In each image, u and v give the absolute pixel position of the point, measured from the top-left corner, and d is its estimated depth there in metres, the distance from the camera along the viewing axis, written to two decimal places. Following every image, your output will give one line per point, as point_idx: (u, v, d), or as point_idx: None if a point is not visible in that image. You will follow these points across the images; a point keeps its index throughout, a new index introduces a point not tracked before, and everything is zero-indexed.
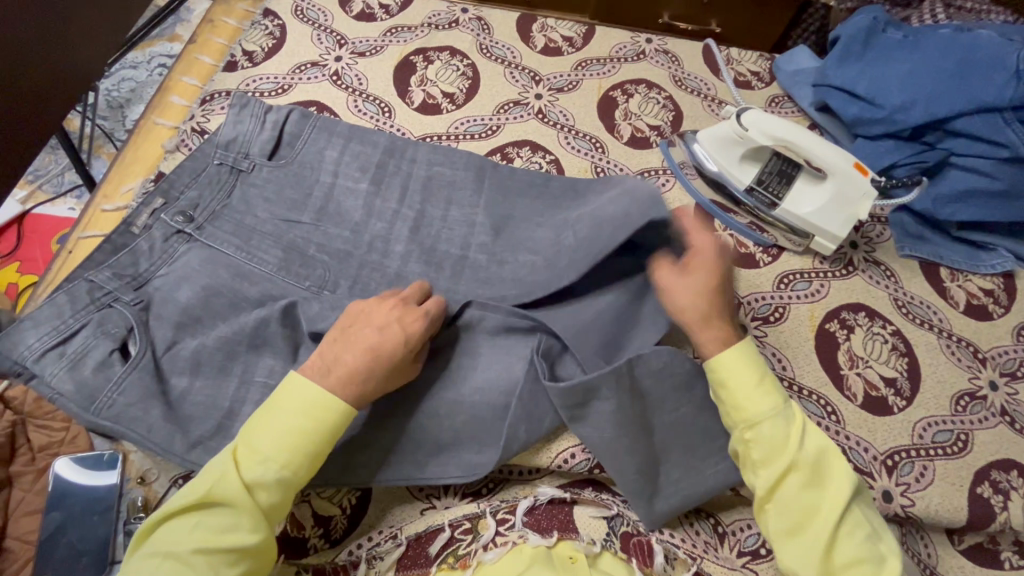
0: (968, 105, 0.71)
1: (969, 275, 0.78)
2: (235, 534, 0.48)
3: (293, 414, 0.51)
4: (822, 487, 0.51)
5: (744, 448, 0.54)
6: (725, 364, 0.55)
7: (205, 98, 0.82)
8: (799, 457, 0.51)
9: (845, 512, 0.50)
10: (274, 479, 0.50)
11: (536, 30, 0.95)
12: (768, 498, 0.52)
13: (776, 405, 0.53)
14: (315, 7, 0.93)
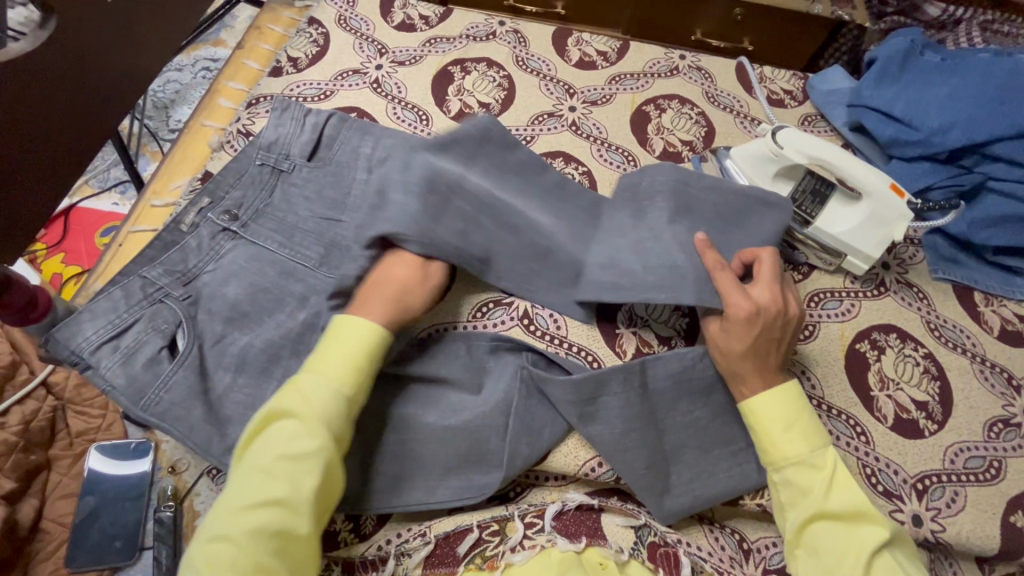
0: (1008, 130, 0.72)
1: (1003, 300, 0.78)
2: (299, 442, 0.48)
3: (345, 342, 0.54)
4: (850, 535, 0.51)
5: (775, 488, 0.56)
6: (758, 409, 0.57)
7: (251, 101, 0.84)
8: (826, 504, 0.52)
9: (877, 556, 0.50)
10: (333, 392, 0.51)
11: (571, 44, 0.97)
12: (798, 541, 0.54)
13: (802, 452, 0.55)
14: (358, 17, 0.96)
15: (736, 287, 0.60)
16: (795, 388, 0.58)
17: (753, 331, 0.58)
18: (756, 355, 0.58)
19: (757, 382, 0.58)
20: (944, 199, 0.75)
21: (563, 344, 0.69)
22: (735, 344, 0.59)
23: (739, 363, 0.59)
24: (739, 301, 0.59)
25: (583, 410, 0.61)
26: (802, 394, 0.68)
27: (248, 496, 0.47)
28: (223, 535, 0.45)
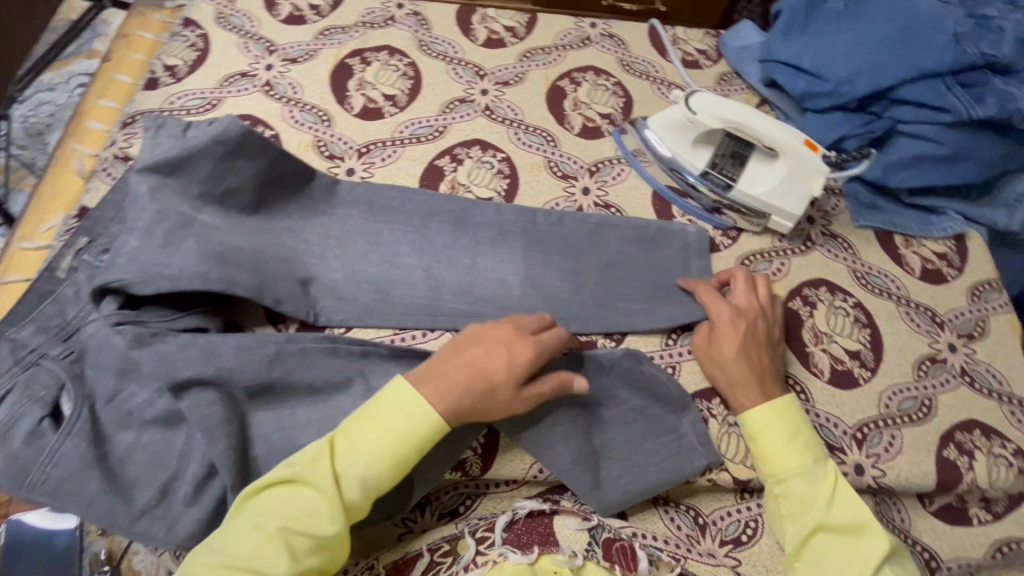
0: (910, 73, 0.71)
1: (922, 240, 0.79)
2: (311, 474, 0.49)
3: (395, 424, 0.50)
4: (849, 548, 0.54)
5: (772, 503, 0.58)
6: (756, 422, 0.60)
7: (125, 121, 0.76)
8: (828, 516, 0.55)
9: (878, 574, 0.52)
10: (360, 476, 0.49)
11: (477, 22, 0.91)
12: (797, 554, 0.55)
13: (805, 464, 0.57)
14: (240, 13, 0.87)
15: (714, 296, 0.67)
16: (787, 401, 0.61)
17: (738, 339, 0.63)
18: (748, 359, 0.62)
19: (748, 396, 0.61)
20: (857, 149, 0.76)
21: None
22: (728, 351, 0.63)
23: (732, 370, 0.62)
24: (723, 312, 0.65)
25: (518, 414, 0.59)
26: None
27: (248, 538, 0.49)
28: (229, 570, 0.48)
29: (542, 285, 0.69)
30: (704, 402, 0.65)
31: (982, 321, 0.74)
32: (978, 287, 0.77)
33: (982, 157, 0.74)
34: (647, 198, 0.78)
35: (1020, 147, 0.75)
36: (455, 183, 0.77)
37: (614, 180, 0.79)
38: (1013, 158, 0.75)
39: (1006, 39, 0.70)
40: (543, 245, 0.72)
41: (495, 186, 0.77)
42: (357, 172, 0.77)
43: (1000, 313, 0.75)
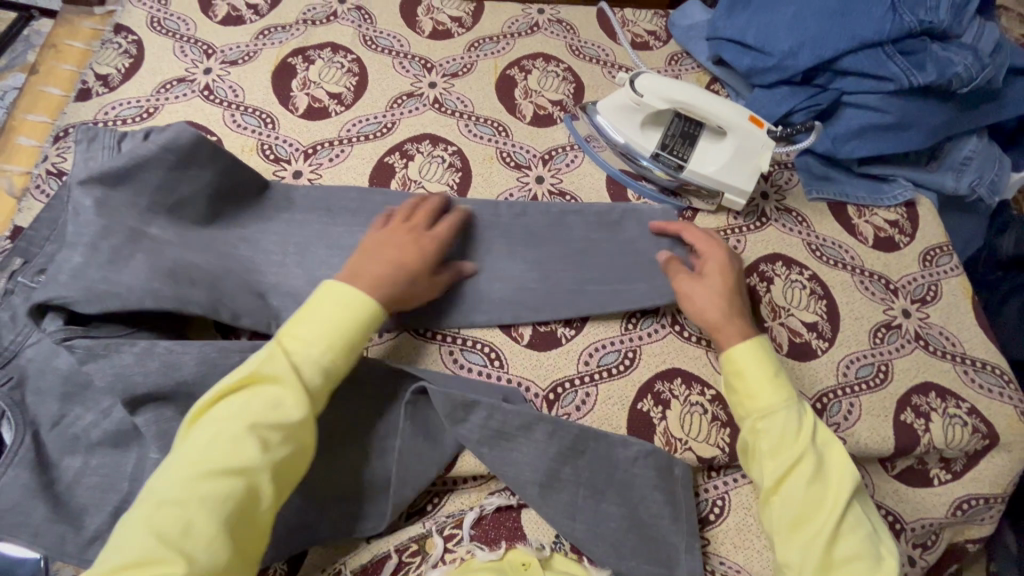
0: (851, 43, 0.72)
1: (874, 209, 0.80)
2: (275, 368, 0.51)
3: (327, 322, 0.54)
4: (824, 481, 0.54)
5: (753, 436, 0.57)
6: (739, 359, 0.60)
7: (57, 135, 0.73)
8: (806, 450, 0.55)
9: (849, 507, 0.53)
10: (320, 360, 0.52)
11: (422, 13, 0.89)
12: (774, 489, 0.55)
13: (786, 400, 0.57)
14: (174, 16, 0.84)
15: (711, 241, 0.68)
16: (768, 342, 0.61)
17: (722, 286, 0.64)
18: (731, 302, 0.64)
19: (733, 333, 0.62)
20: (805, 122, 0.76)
21: (456, 339, 0.66)
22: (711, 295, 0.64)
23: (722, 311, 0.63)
24: (717, 253, 0.66)
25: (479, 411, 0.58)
26: (700, 340, 0.68)
27: (211, 461, 0.46)
28: (171, 500, 0.44)
29: (500, 278, 0.68)
30: (666, 383, 0.65)
31: (934, 285, 0.76)
32: (929, 252, 0.78)
33: (926, 124, 0.75)
34: (602, 184, 0.78)
35: (962, 112, 0.76)
36: (406, 179, 0.75)
37: (568, 167, 0.78)
38: (956, 123, 0.76)
39: (942, 4, 0.70)
40: (498, 236, 0.71)
41: (447, 180, 0.76)
42: (305, 175, 0.75)
43: (951, 276, 0.76)
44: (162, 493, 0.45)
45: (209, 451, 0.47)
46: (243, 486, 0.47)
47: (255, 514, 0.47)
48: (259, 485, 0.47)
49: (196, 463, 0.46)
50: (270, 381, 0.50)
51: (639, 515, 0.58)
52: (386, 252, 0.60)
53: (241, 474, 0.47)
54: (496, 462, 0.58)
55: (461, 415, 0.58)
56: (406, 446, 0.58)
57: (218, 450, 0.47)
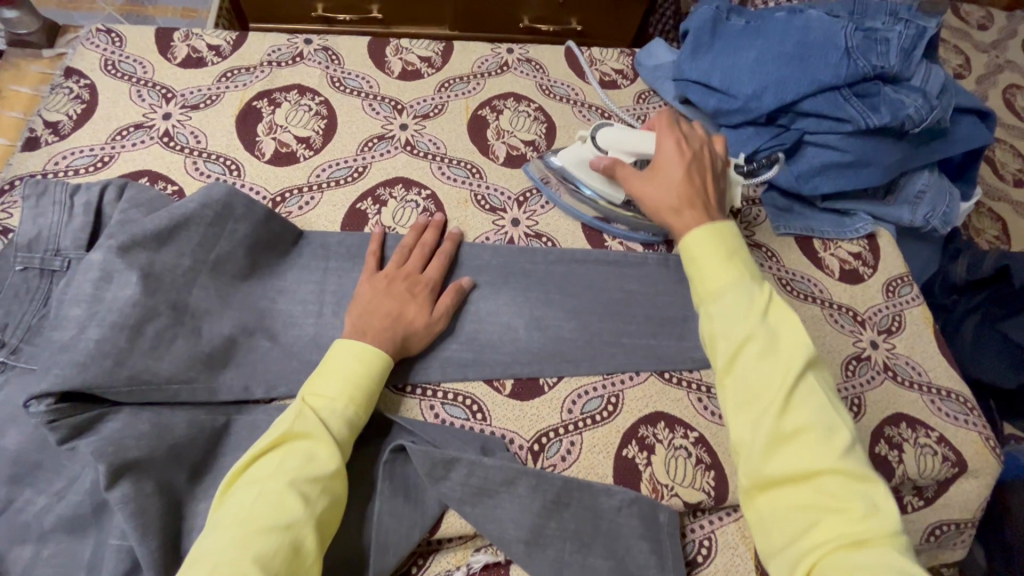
0: (811, 86, 0.75)
1: (839, 242, 0.83)
2: (304, 424, 0.52)
3: (345, 375, 0.56)
4: (779, 347, 0.49)
5: (708, 325, 0.53)
6: (695, 244, 0.56)
7: (2, 188, 0.69)
8: (757, 328, 0.50)
9: (802, 376, 0.48)
10: (343, 414, 0.55)
11: (390, 54, 0.89)
12: (727, 368, 0.50)
13: (738, 280, 0.53)
14: (129, 58, 0.81)
15: (689, 129, 0.67)
16: (730, 228, 0.57)
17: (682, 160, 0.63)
18: (693, 184, 0.61)
19: (693, 220, 0.59)
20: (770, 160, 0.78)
21: (436, 393, 0.64)
22: (671, 175, 0.62)
23: (672, 196, 0.61)
24: (668, 145, 0.64)
25: (463, 472, 0.56)
26: (681, 381, 0.68)
27: (258, 518, 0.46)
28: (225, 562, 0.43)
29: (479, 328, 0.68)
30: (650, 427, 0.65)
31: (898, 316, 0.79)
32: (892, 284, 0.81)
33: (884, 161, 0.78)
34: (577, 225, 0.78)
35: (914, 149, 0.80)
36: (379, 226, 0.73)
37: (543, 208, 0.78)
38: (908, 160, 0.80)
39: (892, 51, 0.75)
40: (476, 283, 0.70)
41: None
42: None
43: (913, 306, 0.80)
44: (212, 556, 0.44)
45: (254, 508, 0.47)
46: (291, 542, 0.46)
47: (306, 570, 0.47)
48: (303, 541, 0.47)
49: (241, 522, 0.46)
50: (301, 437, 0.52)
51: (627, 567, 0.56)
52: (378, 305, 0.62)
53: (287, 529, 0.47)
54: (480, 520, 0.55)
55: (443, 472, 0.56)
56: (387, 511, 0.55)
57: (260, 507, 0.47)
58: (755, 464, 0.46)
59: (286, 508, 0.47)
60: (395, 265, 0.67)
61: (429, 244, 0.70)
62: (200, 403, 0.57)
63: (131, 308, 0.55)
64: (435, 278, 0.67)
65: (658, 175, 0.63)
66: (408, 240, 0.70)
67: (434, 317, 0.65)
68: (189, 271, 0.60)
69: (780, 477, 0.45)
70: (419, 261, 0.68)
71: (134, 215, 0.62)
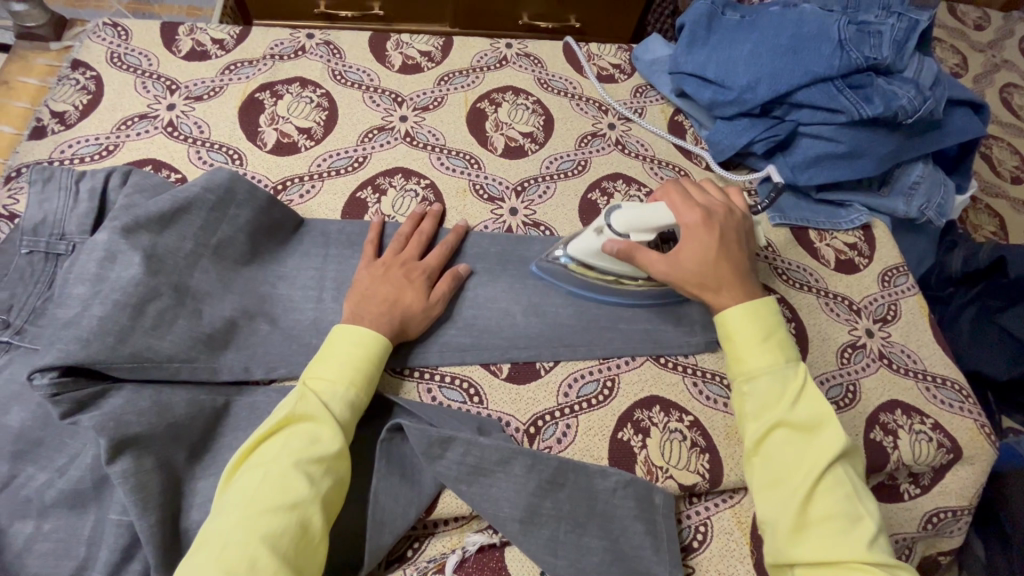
0: (804, 78, 0.76)
1: (834, 233, 0.84)
2: (307, 407, 0.53)
3: (346, 359, 0.57)
4: (810, 443, 0.53)
5: (740, 401, 0.57)
6: (732, 322, 0.59)
7: (9, 175, 0.71)
8: (790, 414, 0.54)
9: (830, 469, 0.52)
10: (345, 397, 0.55)
11: (391, 48, 0.90)
12: (757, 448, 0.55)
13: (775, 362, 0.57)
14: (135, 51, 0.82)
15: (708, 197, 0.66)
16: (764, 305, 0.59)
17: (712, 235, 0.62)
18: (726, 259, 0.61)
19: (732, 295, 0.60)
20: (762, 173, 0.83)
21: (434, 376, 0.65)
22: (700, 254, 0.61)
23: (707, 274, 0.61)
24: (690, 219, 0.62)
25: (459, 452, 0.56)
26: (677, 365, 0.69)
27: (264, 499, 0.47)
28: (234, 542, 0.44)
29: (477, 315, 0.68)
30: (645, 412, 0.65)
31: (893, 305, 0.79)
32: (887, 273, 0.81)
33: (878, 152, 0.79)
34: (575, 214, 0.79)
35: (908, 140, 0.80)
36: (379, 214, 0.74)
37: (541, 198, 0.79)
38: (903, 151, 0.81)
39: (885, 42, 0.76)
40: (474, 270, 0.71)
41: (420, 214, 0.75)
42: None
43: (908, 295, 0.80)
44: (221, 536, 0.45)
45: (260, 489, 0.47)
46: (297, 521, 0.47)
47: (312, 547, 0.47)
48: (311, 519, 0.48)
49: (248, 502, 0.47)
50: (305, 420, 0.52)
51: (622, 548, 0.56)
52: (376, 291, 0.63)
53: (294, 509, 0.47)
54: (475, 498, 0.56)
55: (439, 451, 0.56)
56: (383, 489, 0.55)
57: (266, 489, 0.47)
58: (780, 544, 0.51)
59: (293, 490, 0.48)
60: (393, 253, 0.68)
61: (427, 232, 0.71)
62: (200, 383, 0.58)
63: (134, 288, 0.56)
64: (433, 266, 0.68)
65: (682, 249, 0.61)
66: (405, 228, 0.71)
67: (432, 301, 0.65)
68: (192, 255, 0.61)
69: (803, 561, 0.49)
70: (416, 250, 0.69)
71: (138, 200, 0.63)
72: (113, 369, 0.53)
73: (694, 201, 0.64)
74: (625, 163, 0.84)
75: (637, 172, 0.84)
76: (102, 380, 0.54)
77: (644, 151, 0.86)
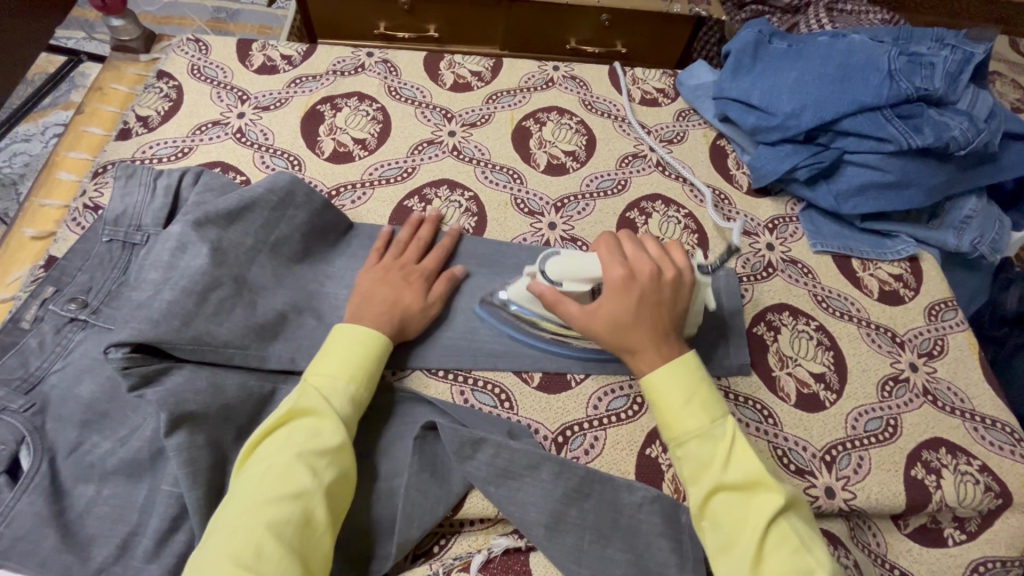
0: (851, 106, 0.76)
1: (878, 263, 0.82)
2: (305, 404, 0.55)
3: (343, 356, 0.59)
4: (748, 502, 0.51)
5: (677, 465, 0.55)
6: (657, 387, 0.56)
7: (96, 171, 0.78)
8: (724, 475, 0.52)
9: (774, 524, 0.50)
10: (345, 393, 0.57)
11: (444, 67, 0.95)
12: (702, 513, 0.53)
13: (703, 424, 0.54)
14: (213, 64, 0.90)
15: (641, 251, 0.62)
16: (687, 361, 0.57)
17: (632, 297, 0.59)
18: (645, 319, 0.58)
19: (653, 358, 0.58)
20: (780, 215, 0.84)
21: (467, 379, 0.67)
22: (616, 314, 0.59)
23: (622, 336, 0.59)
24: (614, 274, 0.60)
25: (489, 454, 0.58)
26: None
27: (269, 490, 0.49)
28: (243, 530, 0.46)
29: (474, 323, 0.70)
30: None
31: (940, 340, 0.77)
32: (934, 307, 0.79)
33: (927, 184, 0.77)
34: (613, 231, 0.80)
35: (960, 172, 0.79)
36: (424, 222, 0.78)
37: (580, 214, 0.81)
38: (954, 183, 0.79)
39: (937, 74, 0.75)
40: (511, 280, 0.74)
41: (463, 224, 0.79)
42: None
43: (957, 331, 0.77)
44: (231, 524, 0.47)
45: (264, 481, 0.49)
46: (300, 511, 0.49)
47: (316, 536, 0.49)
48: (314, 510, 0.49)
49: (255, 492, 0.49)
50: (306, 414, 0.54)
51: (646, 564, 0.56)
52: (376, 293, 0.65)
53: (297, 498, 0.49)
54: (503, 500, 0.57)
55: (469, 452, 0.58)
56: (414, 484, 0.57)
57: (270, 479, 0.49)
58: None
59: (293, 484, 0.49)
60: (392, 256, 0.70)
61: (424, 237, 0.73)
62: (252, 370, 0.62)
63: (200, 277, 0.61)
64: (432, 270, 0.70)
65: (602, 307, 0.59)
66: (404, 234, 0.73)
67: (431, 302, 0.68)
68: (253, 251, 0.65)
69: None
70: (414, 253, 0.71)
71: (208, 198, 0.68)
72: (177, 350, 0.58)
73: (622, 256, 0.61)
74: (665, 184, 0.85)
75: (676, 194, 0.85)
76: (167, 358, 0.58)
77: (684, 173, 0.87)
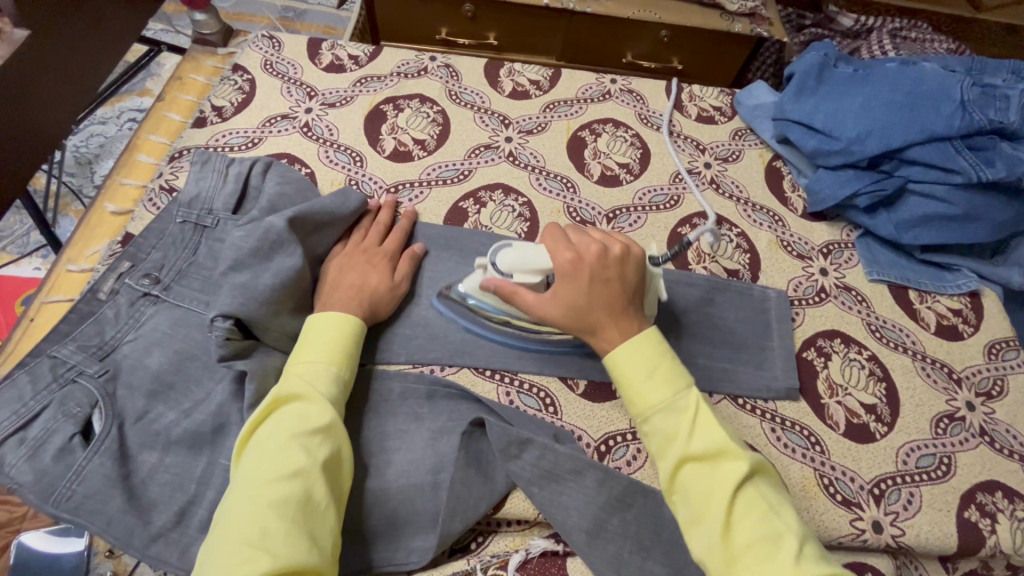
0: (919, 135, 0.74)
1: (937, 296, 0.80)
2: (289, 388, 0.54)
3: (320, 340, 0.59)
4: (713, 471, 0.49)
5: (646, 440, 0.54)
6: (621, 360, 0.56)
7: (172, 155, 0.82)
8: (688, 446, 0.50)
9: (741, 491, 0.48)
10: (329, 374, 0.57)
11: (504, 75, 0.97)
12: (671, 487, 0.51)
13: (665, 395, 0.53)
14: (285, 60, 0.94)
15: (586, 235, 0.62)
16: (651, 337, 0.57)
17: (584, 279, 0.58)
18: (599, 299, 0.58)
19: (614, 333, 0.57)
20: (832, 241, 0.83)
21: (513, 381, 0.68)
22: (571, 297, 0.58)
23: (579, 319, 0.58)
24: (561, 258, 0.59)
25: (535, 457, 0.58)
26: (756, 409, 0.68)
27: (267, 471, 0.48)
28: (247, 511, 0.45)
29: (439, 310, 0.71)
30: None
31: (1000, 380, 0.74)
32: (995, 345, 0.77)
33: (993, 218, 0.75)
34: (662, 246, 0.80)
35: None
36: (477, 224, 0.80)
37: (631, 227, 0.82)
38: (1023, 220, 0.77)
39: (1012, 106, 0.73)
40: None
41: (516, 229, 0.80)
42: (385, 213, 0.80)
43: (1017, 372, 0.75)
44: (234, 513, 0.46)
45: (262, 463, 0.48)
46: (302, 488, 0.48)
47: (320, 513, 0.48)
48: (315, 488, 0.49)
49: (253, 475, 0.48)
50: (294, 397, 0.54)
51: None
52: (343, 278, 0.66)
53: (297, 476, 0.48)
54: (545, 503, 0.57)
55: (516, 452, 0.58)
56: (458, 480, 0.58)
57: (268, 460, 0.49)
58: None
59: (289, 460, 0.48)
60: (354, 242, 0.72)
61: (383, 220, 0.75)
62: None
63: (267, 263, 0.63)
64: (391, 252, 0.72)
65: (556, 293, 0.59)
66: (364, 222, 0.75)
67: (398, 281, 0.70)
68: None
69: None
70: (375, 237, 0.73)
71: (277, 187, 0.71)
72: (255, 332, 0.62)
73: (568, 241, 0.61)
74: (718, 203, 0.85)
75: (729, 213, 0.84)
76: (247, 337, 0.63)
77: (739, 193, 0.86)
